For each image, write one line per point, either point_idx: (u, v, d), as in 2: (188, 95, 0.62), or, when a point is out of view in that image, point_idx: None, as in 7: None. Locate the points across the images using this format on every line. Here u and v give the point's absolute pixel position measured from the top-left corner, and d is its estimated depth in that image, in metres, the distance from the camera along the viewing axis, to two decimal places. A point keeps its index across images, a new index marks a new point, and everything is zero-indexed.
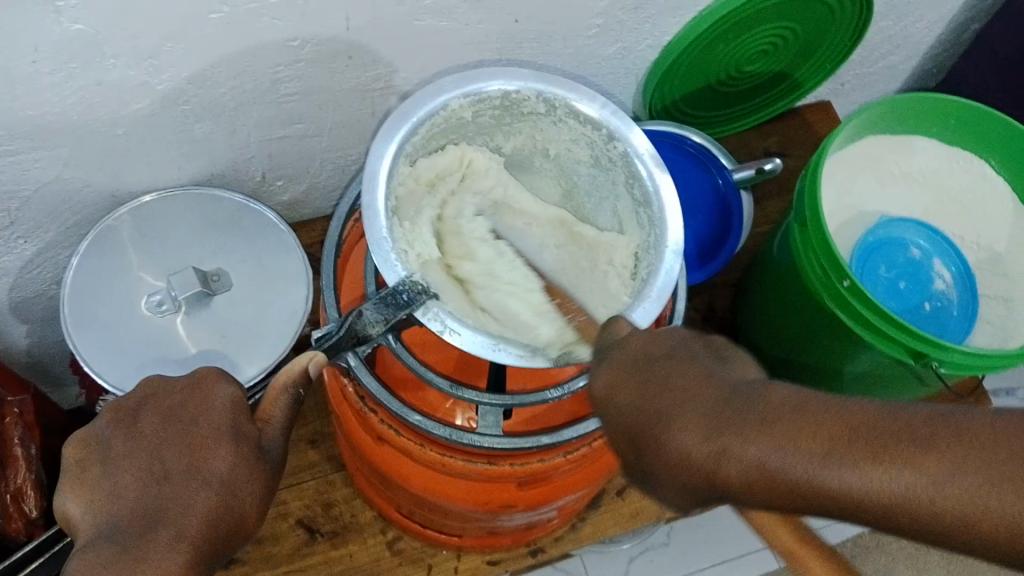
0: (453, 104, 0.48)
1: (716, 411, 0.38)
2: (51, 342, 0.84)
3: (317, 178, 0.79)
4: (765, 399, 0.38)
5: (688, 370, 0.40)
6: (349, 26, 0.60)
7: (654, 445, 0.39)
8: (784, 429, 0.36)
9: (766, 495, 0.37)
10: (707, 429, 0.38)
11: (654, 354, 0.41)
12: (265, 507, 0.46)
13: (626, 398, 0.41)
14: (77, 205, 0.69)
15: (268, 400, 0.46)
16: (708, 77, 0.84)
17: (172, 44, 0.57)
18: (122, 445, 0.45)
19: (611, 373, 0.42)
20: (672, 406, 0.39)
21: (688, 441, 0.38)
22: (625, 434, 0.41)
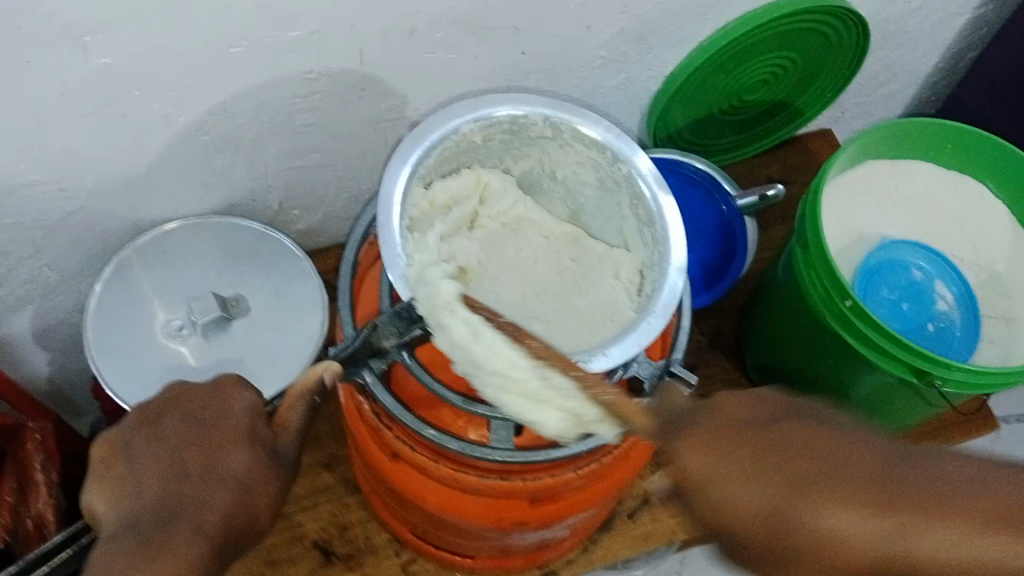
0: (463, 129, 0.50)
1: (866, 487, 0.41)
2: (71, 370, 0.86)
3: (332, 208, 0.81)
4: (905, 472, 0.42)
5: (799, 443, 0.42)
6: (363, 60, 0.63)
7: (796, 526, 0.41)
8: (930, 505, 0.41)
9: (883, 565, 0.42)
10: (863, 510, 0.41)
11: (755, 428, 0.43)
12: (275, 508, 0.48)
13: (746, 478, 0.42)
14: (100, 235, 0.72)
15: (285, 409, 0.50)
16: (711, 106, 0.86)
17: (195, 78, 0.59)
18: (145, 445, 0.47)
19: (712, 447, 0.42)
20: (803, 483, 0.41)
21: (838, 519, 0.41)
22: (755, 521, 0.41)
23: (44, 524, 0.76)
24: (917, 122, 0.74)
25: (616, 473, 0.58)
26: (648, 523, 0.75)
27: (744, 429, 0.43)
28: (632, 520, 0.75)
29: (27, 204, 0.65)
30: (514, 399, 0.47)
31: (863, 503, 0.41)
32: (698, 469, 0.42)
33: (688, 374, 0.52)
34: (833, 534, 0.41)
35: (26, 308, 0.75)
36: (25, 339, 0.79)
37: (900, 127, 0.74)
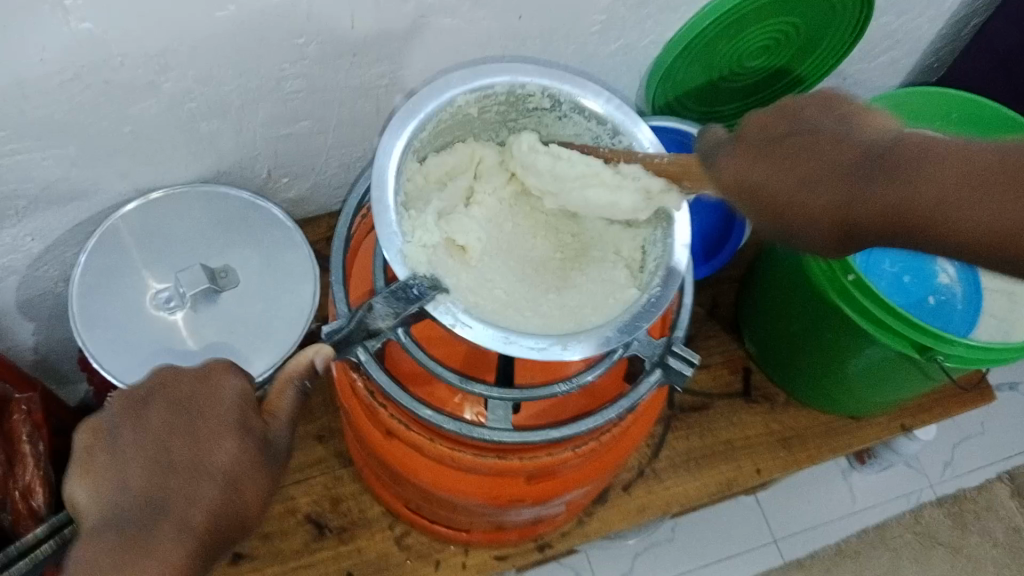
0: (459, 100, 0.48)
1: (846, 166, 0.40)
2: (57, 340, 0.85)
3: (323, 176, 0.79)
4: (907, 141, 0.39)
5: (823, 144, 0.41)
6: (354, 25, 0.61)
7: (862, 222, 0.39)
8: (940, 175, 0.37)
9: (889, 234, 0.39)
10: (842, 186, 0.39)
11: (769, 127, 0.43)
12: (268, 503, 0.44)
13: (800, 183, 0.40)
14: (85, 203, 0.70)
15: (275, 394, 0.46)
16: (710, 73, 0.84)
17: (180, 43, 0.57)
18: (128, 432, 0.43)
19: (744, 167, 0.43)
20: (887, 205, 0.38)
21: (881, 233, 0.39)
22: (816, 229, 0.40)
23: (32, 496, 0.75)
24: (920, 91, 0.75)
25: (613, 450, 0.57)
26: (643, 495, 0.75)
27: (786, 136, 0.42)
28: (627, 493, 0.75)
29: (7, 172, 0.62)
30: (595, 194, 0.49)
31: (796, 201, 0.40)
32: (752, 179, 0.42)
33: (690, 354, 0.50)
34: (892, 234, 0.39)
35: (10, 278, 0.73)
36: (9, 309, 0.77)
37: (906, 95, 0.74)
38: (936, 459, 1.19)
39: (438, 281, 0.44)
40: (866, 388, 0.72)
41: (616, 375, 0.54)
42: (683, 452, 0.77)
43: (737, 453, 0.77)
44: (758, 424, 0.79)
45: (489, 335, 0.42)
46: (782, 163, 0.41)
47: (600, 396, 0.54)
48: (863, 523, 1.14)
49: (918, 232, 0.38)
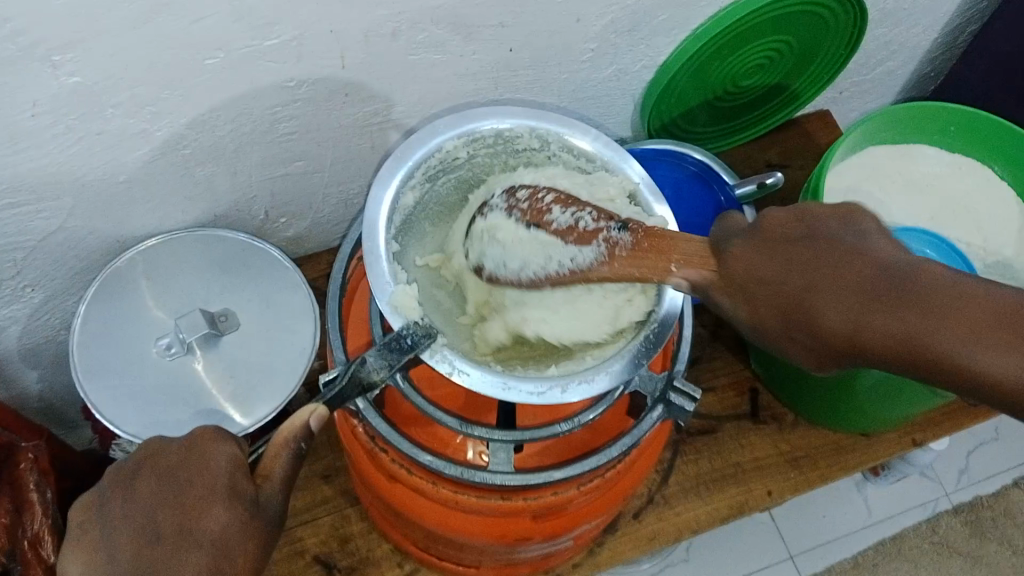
0: (447, 146, 0.49)
1: (863, 288, 0.37)
2: (63, 385, 0.84)
3: (321, 213, 0.79)
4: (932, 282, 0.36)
5: (858, 260, 0.38)
6: (344, 65, 0.61)
7: (873, 354, 0.37)
8: (940, 314, 0.35)
9: (902, 353, 0.36)
10: (859, 306, 0.37)
11: (772, 249, 0.41)
12: (259, 565, 0.45)
13: (852, 316, 0.37)
14: (83, 251, 0.70)
15: (269, 456, 0.46)
16: (705, 94, 0.84)
17: (170, 91, 0.57)
18: (119, 505, 0.45)
19: (748, 253, 0.42)
20: (889, 331, 0.36)
21: (880, 335, 0.36)
22: (767, 281, 0.40)
23: (42, 543, 0.71)
24: (932, 106, 0.74)
25: (621, 484, 0.58)
26: (653, 523, 0.74)
27: (793, 244, 0.40)
28: (637, 521, 0.74)
29: (4, 226, 0.62)
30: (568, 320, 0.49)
31: (855, 331, 0.37)
32: (766, 270, 0.41)
33: (692, 390, 0.52)
34: (899, 340, 0.36)
35: (12, 328, 0.73)
36: (12, 359, 0.77)
37: (914, 110, 0.74)
38: (950, 468, 1.16)
39: (432, 329, 0.45)
40: (872, 403, 0.71)
41: (621, 410, 0.56)
42: (693, 476, 0.76)
43: (747, 475, 0.76)
44: (767, 444, 0.78)
45: (487, 382, 0.44)
46: (811, 277, 0.39)
47: (608, 430, 0.56)
48: (880, 534, 1.11)
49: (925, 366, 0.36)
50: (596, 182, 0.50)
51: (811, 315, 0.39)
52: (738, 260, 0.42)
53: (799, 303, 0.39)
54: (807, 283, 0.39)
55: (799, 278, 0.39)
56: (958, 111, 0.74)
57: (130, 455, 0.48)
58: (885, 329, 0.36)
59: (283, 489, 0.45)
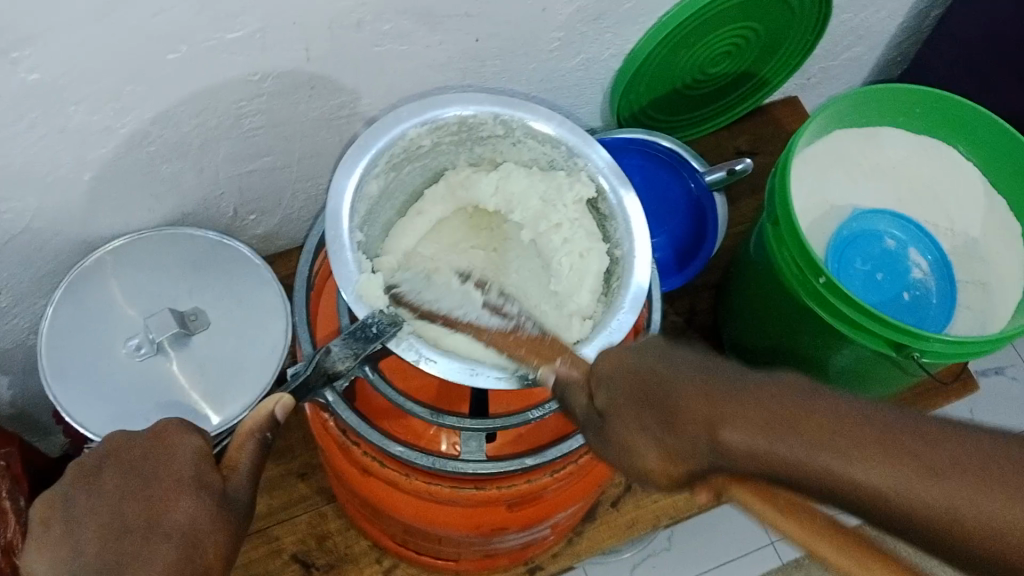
0: (411, 133, 0.49)
1: (720, 396, 0.35)
2: (35, 391, 0.83)
3: (291, 210, 0.78)
4: (791, 392, 0.34)
5: (712, 376, 0.36)
6: (309, 58, 0.60)
7: (729, 464, 0.34)
8: (794, 417, 0.32)
9: (757, 465, 0.33)
10: (715, 412, 0.34)
11: (646, 366, 0.39)
12: (229, 558, 0.45)
13: (708, 424, 0.34)
14: (49, 252, 0.69)
15: (235, 447, 0.46)
16: (673, 82, 0.84)
17: (135, 86, 0.56)
18: (85, 501, 0.44)
19: (620, 368, 0.39)
20: (746, 442, 0.33)
21: (740, 436, 0.33)
22: (631, 389, 0.38)
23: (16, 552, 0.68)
24: (899, 89, 0.73)
25: (594, 471, 0.58)
26: (632, 511, 0.74)
27: (651, 372, 0.38)
28: (615, 509, 0.74)
29: None
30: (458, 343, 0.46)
31: (715, 442, 0.34)
32: (632, 376, 0.39)
33: None
34: (761, 438, 0.33)
35: None
36: None
37: (882, 94, 0.73)
38: None
39: (398, 318, 0.45)
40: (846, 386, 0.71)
41: None
42: None
43: None
44: None
45: (453, 369, 0.44)
46: (667, 390, 0.37)
47: None
48: None
49: (783, 481, 0.33)
50: (555, 193, 0.53)
51: (666, 414, 0.36)
52: (620, 372, 0.39)
53: (663, 404, 0.37)
54: (670, 397, 0.36)
55: (660, 388, 0.37)
56: (926, 93, 0.73)
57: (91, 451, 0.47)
58: (747, 430, 0.33)
59: (249, 480, 0.45)
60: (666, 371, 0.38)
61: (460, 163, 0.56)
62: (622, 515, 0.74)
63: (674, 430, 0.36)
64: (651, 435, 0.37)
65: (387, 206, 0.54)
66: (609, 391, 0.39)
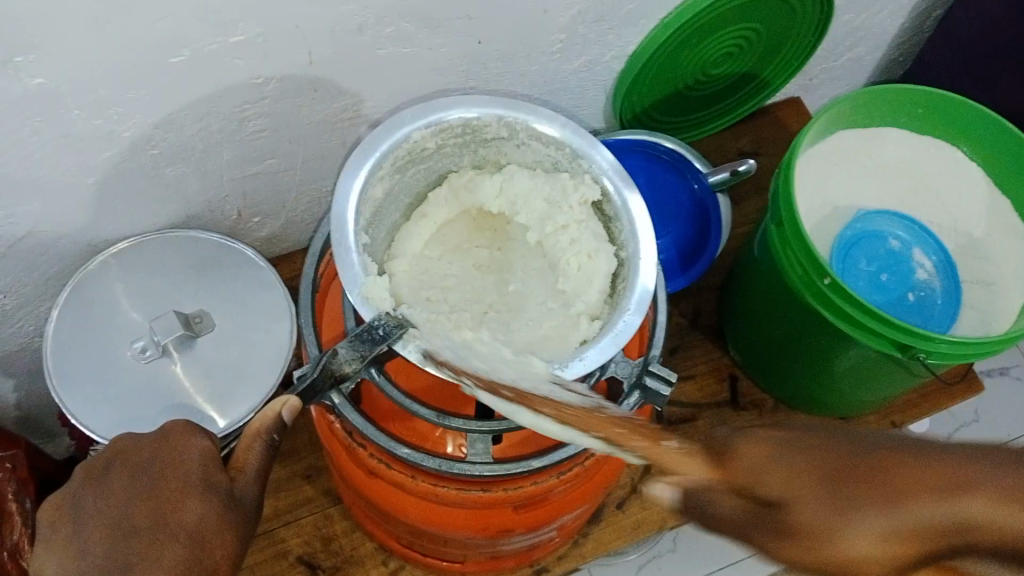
0: (415, 136, 0.50)
1: (943, 477, 0.32)
2: (40, 394, 0.83)
3: (294, 212, 0.78)
4: (981, 453, 0.33)
5: (895, 443, 0.34)
6: (311, 61, 0.60)
7: (981, 545, 0.32)
8: (1012, 483, 0.32)
9: (997, 547, 0.32)
10: (944, 492, 0.32)
11: (806, 438, 0.35)
12: (238, 559, 0.45)
13: (934, 508, 0.32)
14: (53, 256, 0.69)
15: (242, 448, 0.46)
16: (675, 84, 0.84)
17: (136, 91, 0.57)
18: (93, 501, 0.45)
19: (770, 443, 0.36)
20: (980, 520, 0.31)
21: (994, 511, 0.31)
22: (818, 466, 0.34)
23: (23, 554, 0.68)
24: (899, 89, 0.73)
25: (600, 473, 0.58)
26: (637, 512, 0.74)
27: (820, 444, 0.35)
28: (621, 510, 0.74)
29: None
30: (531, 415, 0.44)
31: (952, 519, 0.32)
32: (800, 460, 0.34)
33: (667, 373, 0.53)
34: (1001, 512, 0.31)
35: None
36: None
37: (882, 94, 0.74)
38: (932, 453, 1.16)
39: (404, 319, 0.46)
40: (850, 387, 0.71)
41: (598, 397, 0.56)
42: None
43: None
44: None
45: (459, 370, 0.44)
46: (862, 461, 0.34)
47: None
48: None
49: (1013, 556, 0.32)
50: (559, 195, 0.54)
51: (883, 494, 0.32)
52: (788, 457, 0.34)
53: (870, 480, 0.33)
54: (871, 475, 0.33)
55: (845, 466, 0.34)
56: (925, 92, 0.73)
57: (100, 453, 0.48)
58: (973, 505, 0.32)
59: (256, 481, 0.45)
60: (824, 438, 0.35)
61: (463, 165, 0.56)
62: (627, 517, 0.74)
63: (890, 514, 0.32)
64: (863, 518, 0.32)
65: (390, 209, 0.54)
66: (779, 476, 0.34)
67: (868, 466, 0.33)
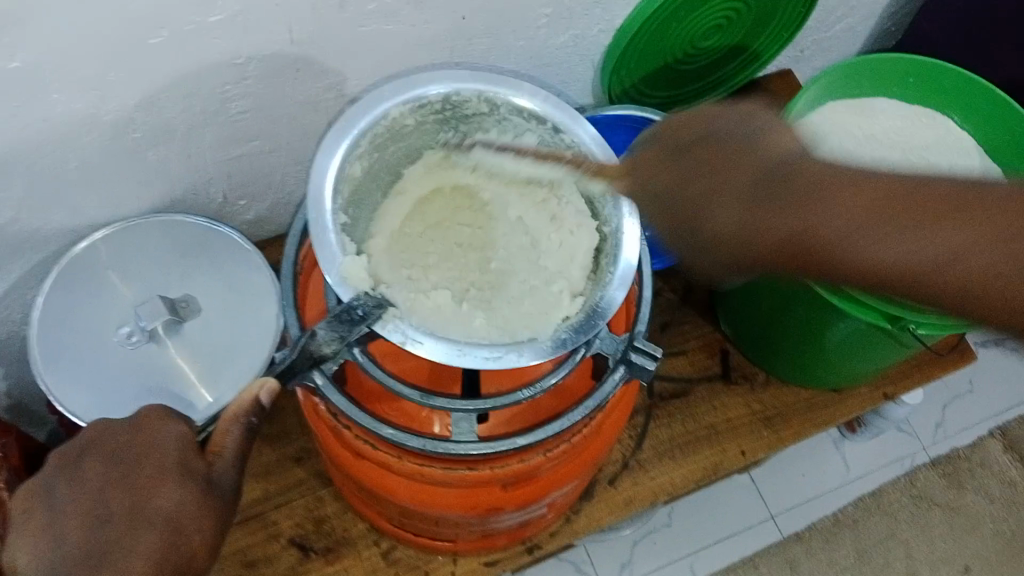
0: (394, 113, 0.49)
1: (803, 194, 0.44)
2: (30, 382, 0.82)
3: (281, 193, 0.78)
4: (801, 172, 0.45)
5: (837, 170, 0.45)
6: (293, 38, 0.59)
7: (842, 274, 0.44)
8: (832, 199, 0.43)
9: (878, 279, 0.43)
10: (861, 224, 0.43)
11: (702, 163, 0.47)
12: (215, 545, 0.45)
13: (849, 229, 0.43)
14: (39, 240, 0.68)
15: (219, 434, 0.46)
16: (664, 57, 0.83)
17: (115, 72, 0.56)
18: (67, 490, 0.44)
19: (654, 170, 0.48)
20: (795, 244, 0.44)
21: (823, 223, 0.43)
22: (760, 196, 0.45)
23: None
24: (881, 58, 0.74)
25: (588, 450, 0.58)
26: (629, 488, 0.74)
27: (721, 152, 0.47)
28: (613, 486, 0.74)
29: None
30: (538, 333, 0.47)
31: (932, 257, 0.42)
32: (726, 223, 0.46)
33: (652, 348, 0.52)
34: (842, 220, 0.43)
35: None
36: None
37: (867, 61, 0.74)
38: (927, 421, 1.17)
39: (382, 299, 0.45)
40: (843, 360, 0.71)
41: (584, 373, 0.56)
42: (666, 440, 0.76)
43: (721, 437, 0.77)
44: (739, 405, 0.78)
45: (438, 349, 0.44)
46: (756, 204, 0.45)
47: (571, 394, 0.56)
48: (859, 490, 1.11)
49: (819, 268, 0.44)
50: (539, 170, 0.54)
51: (854, 217, 0.43)
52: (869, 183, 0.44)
53: (901, 208, 0.42)
54: (800, 199, 0.44)
55: (749, 193, 0.45)
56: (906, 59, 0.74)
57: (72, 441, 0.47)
58: (781, 241, 0.44)
59: (234, 465, 0.46)
60: (728, 160, 0.46)
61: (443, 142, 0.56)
62: (618, 494, 0.74)
63: (812, 244, 0.44)
64: (802, 147, 0.47)
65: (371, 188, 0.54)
66: (829, 172, 0.45)
67: (807, 206, 0.44)
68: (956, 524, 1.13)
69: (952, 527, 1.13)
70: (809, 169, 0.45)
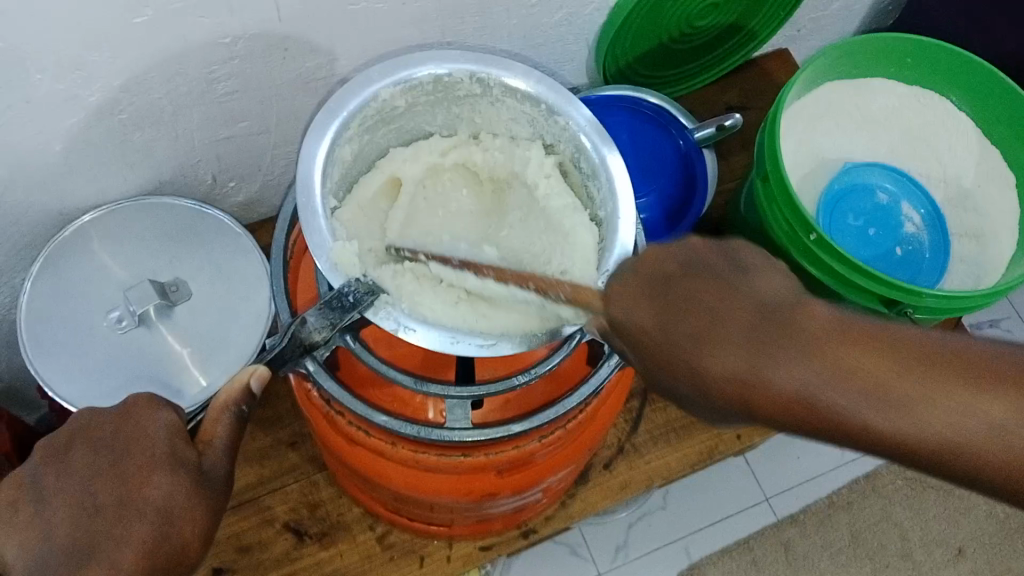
0: (383, 94, 0.48)
1: (817, 350, 0.35)
2: (21, 366, 0.82)
3: (271, 175, 0.76)
4: (805, 320, 0.36)
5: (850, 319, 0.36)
6: (280, 18, 0.58)
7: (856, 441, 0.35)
8: (838, 357, 0.35)
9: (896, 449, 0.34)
10: (874, 390, 0.34)
11: (684, 296, 0.39)
12: (207, 536, 0.45)
13: (875, 404, 0.34)
14: (25, 223, 0.67)
15: (210, 423, 0.46)
16: (659, 35, 0.82)
17: (96, 52, 0.54)
18: (55, 479, 0.44)
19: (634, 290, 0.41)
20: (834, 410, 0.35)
21: (801, 382, 0.35)
22: (772, 344, 0.36)
23: None
24: (885, 39, 0.71)
25: (583, 435, 0.58)
26: (625, 472, 0.74)
27: (701, 287, 0.39)
28: (608, 471, 0.74)
29: None
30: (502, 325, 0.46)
31: (951, 419, 0.34)
32: (709, 360, 0.37)
33: None
34: (838, 385, 0.35)
35: None
36: None
37: (868, 43, 0.72)
38: None
39: (374, 285, 0.45)
40: None
41: (579, 357, 0.56)
42: (662, 423, 0.76)
43: None
44: None
45: (434, 338, 0.43)
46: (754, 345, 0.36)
47: (567, 378, 0.55)
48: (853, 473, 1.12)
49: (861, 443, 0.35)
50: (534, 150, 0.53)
51: (873, 385, 0.34)
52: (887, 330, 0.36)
53: (922, 364, 0.34)
54: (801, 352, 0.36)
55: (743, 336, 0.37)
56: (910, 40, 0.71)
57: (59, 430, 0.46)
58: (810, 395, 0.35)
59: (226, 454, 0.45)
60: (714, 293, 0.38)
61: (440, 120, 0.55)
62: (612, 479, 0.74)
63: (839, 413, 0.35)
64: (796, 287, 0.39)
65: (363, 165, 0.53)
66: (844, 315, 0.36)
67: (798, 357, 0.35)
68: (950, 505, 1.14)
69: (946, 509, 1.14)
70: (816, 314, 0.37)
